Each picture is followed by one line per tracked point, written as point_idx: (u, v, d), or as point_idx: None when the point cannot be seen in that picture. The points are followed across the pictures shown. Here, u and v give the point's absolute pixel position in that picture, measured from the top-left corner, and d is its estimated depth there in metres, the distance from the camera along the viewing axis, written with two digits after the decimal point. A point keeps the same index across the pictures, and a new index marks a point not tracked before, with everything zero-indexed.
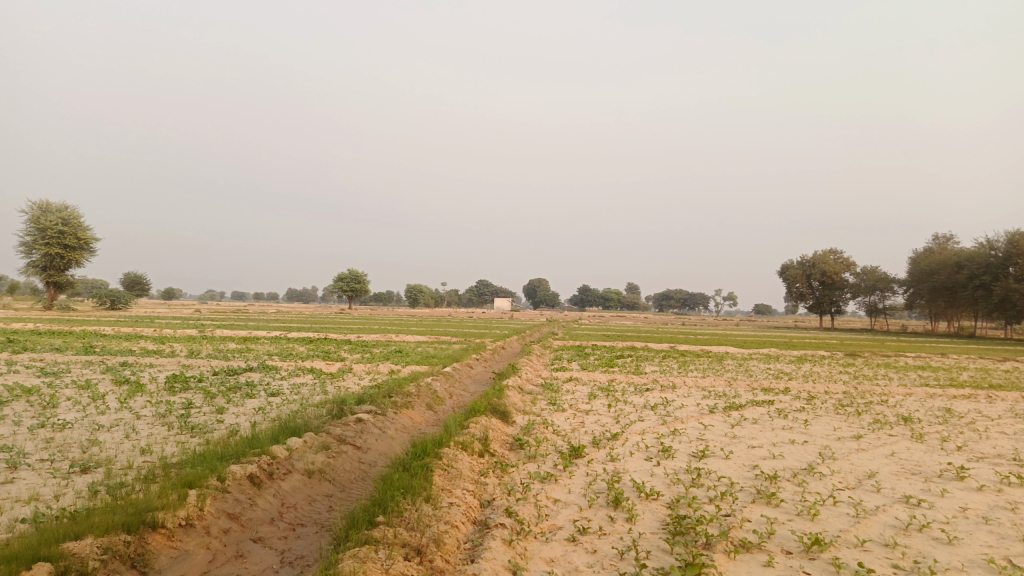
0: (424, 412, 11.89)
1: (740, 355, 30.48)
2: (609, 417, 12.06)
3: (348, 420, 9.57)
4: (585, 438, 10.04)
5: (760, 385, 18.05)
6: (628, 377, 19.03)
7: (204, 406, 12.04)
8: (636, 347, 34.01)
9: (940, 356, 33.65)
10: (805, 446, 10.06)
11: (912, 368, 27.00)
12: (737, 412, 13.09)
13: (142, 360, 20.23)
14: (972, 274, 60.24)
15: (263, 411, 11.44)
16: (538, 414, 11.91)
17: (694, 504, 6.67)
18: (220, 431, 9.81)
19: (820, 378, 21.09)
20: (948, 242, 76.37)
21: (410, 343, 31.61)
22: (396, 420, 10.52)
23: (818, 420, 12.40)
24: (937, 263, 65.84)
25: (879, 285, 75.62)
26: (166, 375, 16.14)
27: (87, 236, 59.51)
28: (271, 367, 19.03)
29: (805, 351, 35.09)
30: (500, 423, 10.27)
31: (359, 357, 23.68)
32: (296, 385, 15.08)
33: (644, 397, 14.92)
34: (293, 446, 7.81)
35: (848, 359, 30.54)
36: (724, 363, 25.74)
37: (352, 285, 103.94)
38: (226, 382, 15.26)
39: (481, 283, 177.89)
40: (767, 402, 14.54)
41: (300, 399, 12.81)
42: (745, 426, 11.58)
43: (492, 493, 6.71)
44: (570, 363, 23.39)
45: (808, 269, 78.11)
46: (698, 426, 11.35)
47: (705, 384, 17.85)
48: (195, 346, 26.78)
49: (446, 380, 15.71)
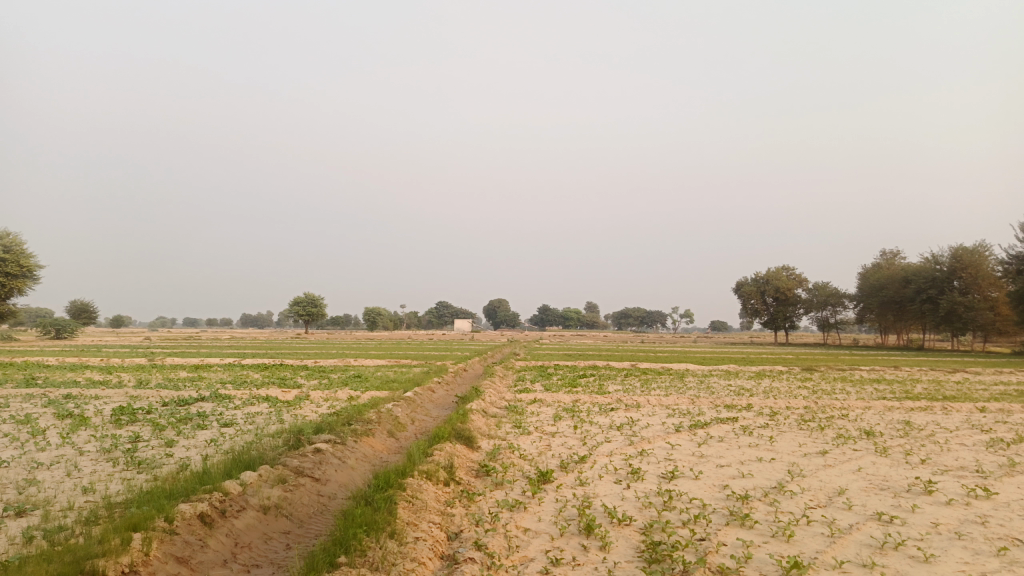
0: (385, 440, 11.54)
1: (700, 372, 30.65)
2: (575, 439, 11.85)
3: (306, 451, 9.19)
4: (553, 462, 9.82)
5: (723, 402, 18.08)
6: (592, 397, 18.89)
7: (152, 439, 11.49)
8: (598, 367, 33.97)
9: (892, 369, 34.34)
10: (773, 463, 10.00)
11: (867, 381, 27.47)
12: (703, 430, 13.03)
13: (87, 391, 19.37)
14: (919, 288, 61.97)
15: (216, 443, 10.94)
16: (503, 439, 11.65)
17: (668, 529, 6.49)
18: (170, 466, 9.32)
19: (780, 393, 21.26)
20: (895, 257, 78.64)
21: (370, 368, 31.04)
22: (356, 449, 10.17)
23: (783, 437, 12.40)
24: (885, 278, 67.61)
25: (831, 300, 77.34)
26: (113, 407, 15.44)
27: (30, 263, 57.42)
28: (225, 395, 18.38)
29: (764, 367, 35.49)
30: (464, 449, 9.99)
31: (317, 382, 23.10)
32: (251, 414, 14.55)
33: (610, 417, 14.78)
34: (247, 482, 7.42)
35: (806, 373, 30.94)
36: (685, 380, 25.81)
37: (308, 309, 102.35)
38: (177, 413, 14.65)
39: (440, 305, 176.94)
40: (732, 419, 14.52)
41: (255, 430, 12.32)
42: (712, 445, 11.49)
43: (459, 524, 6.43)
44: (532, 384, 23.19)
45: (762, 286, 79.50)
46: (665, 446, 11.23)
47: (669, 402, 17.81)
48: (145, 376, 25.83)
49: (407, 405, 15.35)
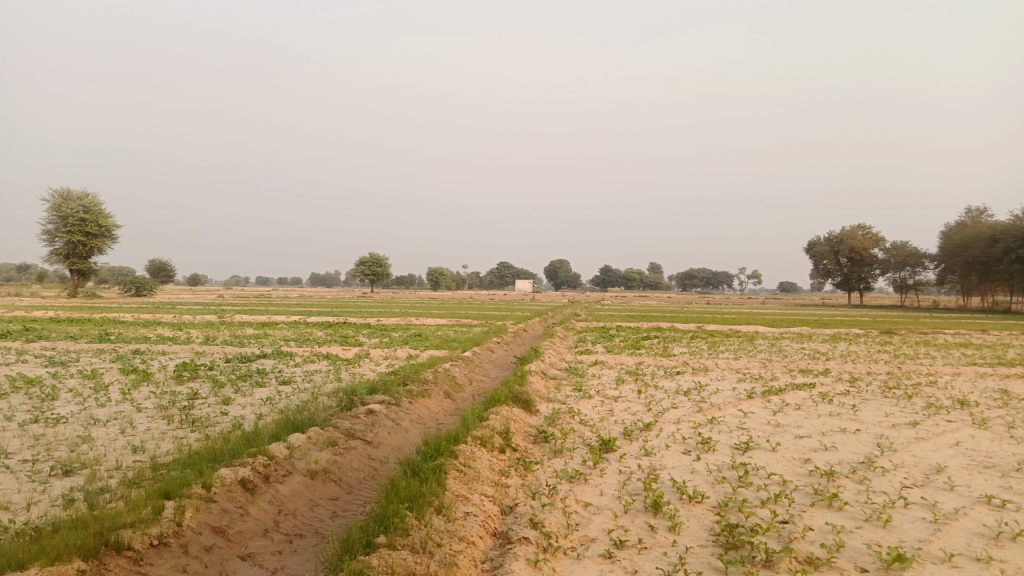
0: (441, 401, 11.15)
1: (770, 335, 29.40)
2: (639, 404, 11.21)
3: (358, 413, 8.83)
4: (616, 429, 9.23)
5: (797, 367, 17.08)
6: (656, 360, 18.16)
7: (210, 396, 11.41)
8: (662, 328, 33.09)
9: (979, 333, 32.26)
10: (858, 436, 9.18)
11: (952, 346, 25.79)
12: (777, 397, 12.21)
13: (155, 347, 19.69)
14: (1007, 248, 58.24)
15: (271, 402, 10.75)
16: (564, 402, 11.11)
17: (746, 509, 5.85)
18: (222, 425, 9.13)
19: (858, 357, 20.06)
20: (982, 214, 74.08)
21: (431, 327, 30.97)
22: (411, 411, 9.81)
23: (867, 406, 11.47)
24: (970, 237, 63.77)
25: (910, 260, 73.62)
26: (176, 363, 15.58)
27: (107, 223, 59.53)
28: (286, 353, 18.39)
29: (838, 330, 33.91)
30: (522, 414, 9.49)
31: (377, 341, 23.00)
32: (310, 372, 14.42)
33: (676, 381, 14.08)
34: (295, 445, 7.07)
35: (884, 337, 29.34)
36: (755, 343, 24.75)
37: (374, 269, 103.68)
38: (237, 370, 14.67)
39: (502, 265, 177.09)
40: (808, 385, 13.59)
41: (311, 388, 12.12)
42: (788, 413, 10.67)
43: (514, 498, 5.93)
44: (594, 345, 22.57)
45: (836, 246, 76.25)
46: (737, 414, 10.49)
47: (739, 366, 16.91)
48: (213, 332, 26.34)
49: (466, 365, 14.98)
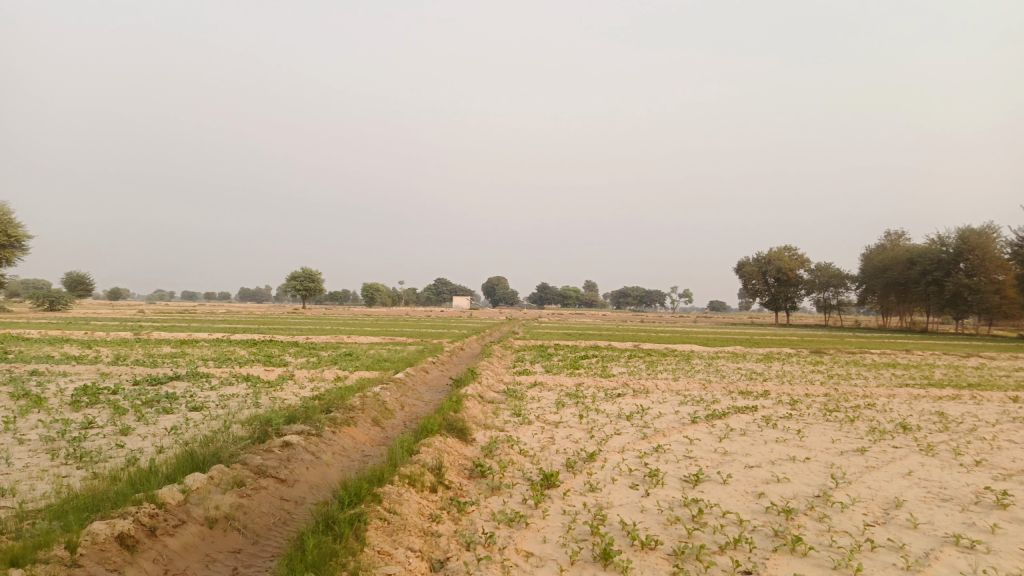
0: (369, 429, 10.30)
1: (706, 354, 29.32)
2: (582, 431, 10.57)
3: (273, 446, 7.93)
4: (558, 461, 8.55)
5: (737, 388, 16.81)
6: (596, 381, 17.64)
7: (107, 425, 10.22)
8: (599, 346, 32.69)
9: (904, 353, 33.08)
10: (808, 464, 8.78)
11: (881, 366, 26.20)
12: (721, 421, 11.78)
13: (55, 368, 17.99)
14: (925, 270, 60.53)
15: (176, 432, 9.65)
16: (501, 429, 10.40)
17: (704, 557, 5.26)
18: (114, 461, 8.03)
19: (794, 378, 20.03)
20: (900, 238, 77.29)
21: (362, 345, 29.84)
22: (333, 442, 8.95)
23: (813, 431, 11.15)
24: (890, 260, 66.15)
25: (834, 281, 75.99)
26: (76, 387, 14.13)
27: (17, 233, 55.91)
28: (203, 374, 17.07)
29: (770, 349, 34.28)
30: (456, 445, 8.73)
31: (305, 361, 21.82)
32: (226, 397, 13.26)
33: (617, 404, 13.52)
34: (193, 487, 6.16)
35: (816, 357, 29.71)
36: (692, 362, 24.59)
37: (306, 284, 100.84)
38: (144, 394, 13.37)
39: (438, 282, 175.59)
40: (751, 408, 13.25)
41: (225, 416, 11.04)
42: (735, 440, 10.22)
43: (446, 550, 5.19)
44: (533, 365, 21.92)
45: (765, 266, 78.12)
46: (683, 441, 10.00)
47: (679, 388, 16.51)
48: (127, 350, 24.61)
49: (397, 389, 14.07)
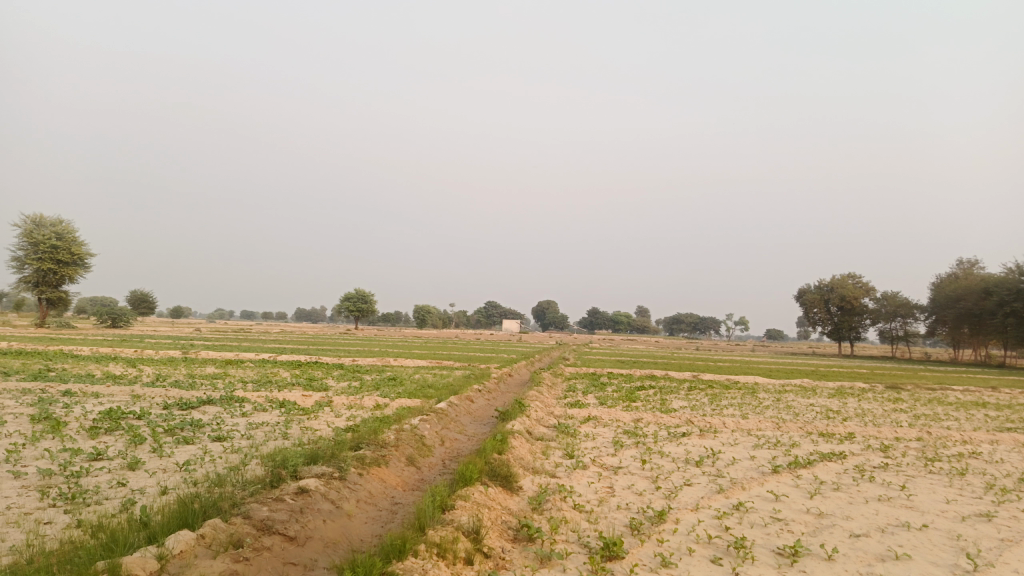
0: (402, 470, 9.12)
1: (770, 387, 27.44)
2: (645, 479, 9.17)
3: (285, 493, 6.80)
4: (619, 521, 7.19)
5: (816, 430, 15.04)
6: (655, 416, 16.08)
7: (116, 457, 9.23)
8: (656, 376, 30.95)
9: (988, 390, 30.37)
10: (926, 535, 7.22)
11: (968, 405, 23.82)
12: (806, 472, 10.20)
13: (89, 388, 17.27)
14: (1002, 301, 56.93)
15: (187, 468, 8.61)
16: (553, 476, 9.06)
17: None
18: (108, 505, 6.98)
19: (877, 418, 18.07)
20: (973, 266, 73.20)
21: (408, 369, 28.80)
22: (359, 487, 7.77)
23: (920, 488, 9.47)
24: (963, 289, 62.42)
25: (901, 311, 72.23)
26: (100, 410, 13.27)
27: (81, 251, 57.13)
28: (237, 398, 16.16)
29: (841, 383, 31.93)
30: (500, 496, 7.48)
31: (346, 385, 20.81)
32: (254, 425, 12.24)
33: (682, 446, 12.02)
34: (174, 552, 5.05)
35: (893, 393, 27.40)
36: (758, 397, 22.75)
37: (358, 305, 101.13)
38: (168, 421, 12.43)
39: (488, 305, 174.89)
40: (838, 455, 11.59)
41: (246, 449, 10.00)
42: (827, 498, 8.70)
43: None
44: (585, 396, 20.46)
45: (827, 294, 74.81)
46: (766, 497, 8.52)
47: (751, 427, 14.87)
48: (169, 370, 24.02)
49: (438, 420, 12.85)
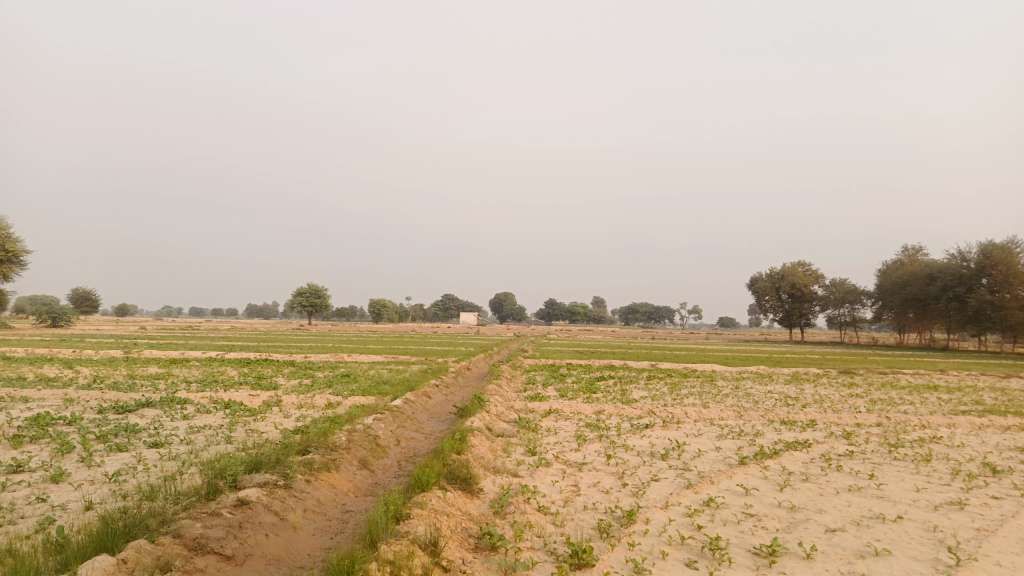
0: (354, 475, 8.56)
1: (728, 375, 27.50)
2: (611, 476, 8.78)
3: (222, 506, 6.18)
4: (587, 523, 6.77)
5: (778, 418, 14.91)
6: (617, 408, 15.76)
7: (39, 468, 8.44)
8: (614, 367, 30.79)
9: (937, 373, 30.97)
10: (902, 527, 6.96)
11: (921, 389, 24.16)
12: (773, 463, 9.95)
13: (19, 392, 16.17)
14: (945, 286, 58.53)
15: (117, 480, 7.89)
16: (514, 476, 8.61)
17: None
18: (21, 525, 6.24)
19: (835, 404, 18.09)
20: (917, 253, 75.29)
21: (363, 365, 28.03)
22: (306, 495, 7.19)
23: (888, 476, 9.29)
24: (908, 275, 63.97)
25: (849, 297, 73.82)
26: (27, 417, 12.32)
27: (16, 248, 54.52)
28: (180, 400, 15.29)
29: (796, 369, 32.24)
30: (459, 500, 6.99)
31: (297, 383, 19.99)
32: (195, 429, 11.48)
33: (645, 439, 11.69)
34: None
35: (847, 378, 27.71)
36: (718, 385, 22.68)
37: (312, 300, 99.27)
38: (101, 426, 11.58)
39: (445, 297, 173.85)
40: (803, 444, 11.41)
41: (186, 456, 9.29)
42: (798, 490, 8.42)
43: None
44: (545, 389, 20.08)
45: (778, 282, 75.98)
46: (736, 491, 8.20)
47: (714, 417, 14.65)
48: (109, 372, 22.84)
49: (394, 419, 12.28)
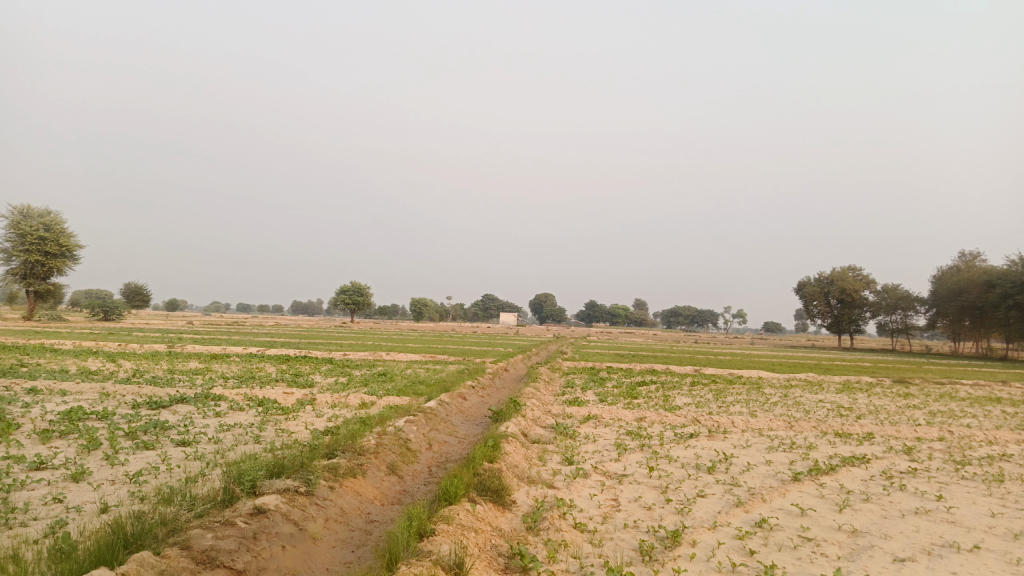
0: (382, 481, 8.14)
1: (775, 382, 26.49)
2: (653, 490, 8.22)
3: (238, 514, 5.80)
4: (628, 544, 6.21)
5: (831, 429, 14.13)
6: (659, 415, 15.13)
7: (61, 466, 8.19)
8: (656, 371, 30.04)
9: (998, 385, 29.42)
10: (980, 559, 6.24)
11: (982, 401, 22.88)
12: (829, 480, 9.25)
13: (58, 385, 16.19)
14: (1004, 293, 56.03)
15: (138, 480, 7.60)
16: (550, 488, 8.09)
17: None
18: (30, 529, 5.94)
19: (891, 416, 17.11)
20: (974, 258, 72.42)
21: (400, 364, 27.75)
22: (328, 504, 6.79)
23: (958, 498, 8.51)
24: (964, 281, 61.44)
25: (901, 303, 71.28)
26: (60, 411, 12.21)
27: (69, 242, 55.89)
28: (214, 397, 15.12)
29: (846, 378, 31.00)
30: (490, 514, 6.52)
31: (333, 382, 19.74)
32: (225, 427, 11.22)
33: (690, 449, 11.05)
34: None
35: (902, 388, 26.50)
36: (765, 393, 21.81)
37: (355, 298, 99.96)
38: (131, 423, 11.39)
39: (485, 297, 173.85)
40: (860, 460, 10.65)
41: (211, 455, 9.00)
42: (859, 511, 7.73)
43: None
44: (584, 393, 19.47)
45: (826, 287, 73.79)
46: (790, 512, 7.55)
47: (763, 428, 13.90)
48: (150, 366, 22.90)
49: (427, 421, 11.86)
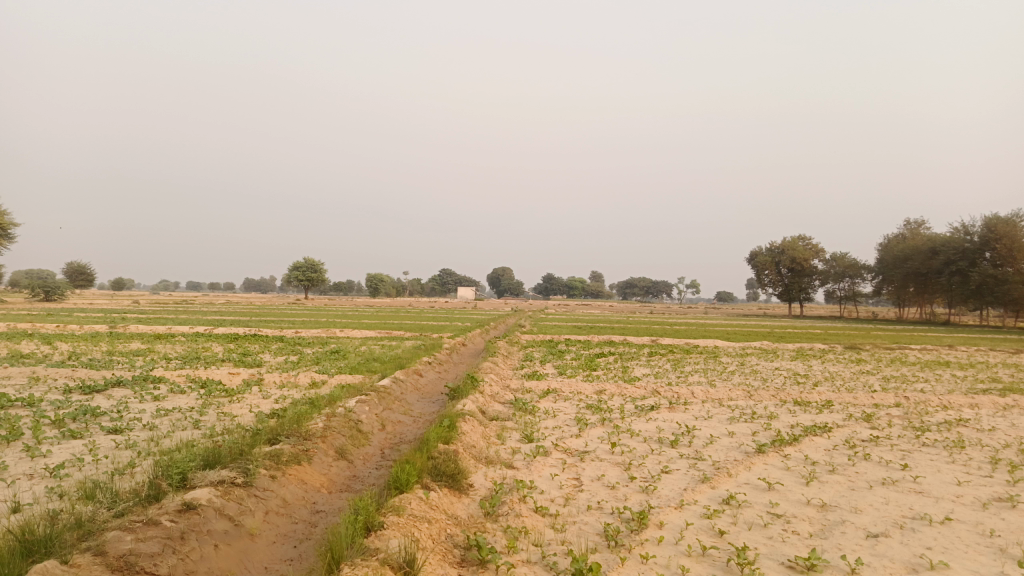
0: (329, 468, 7.61)
1: (731, 351, 26.60)
2: (616, 468, 7.88)
3: (165, 512, 5.23)
4: (592, 528, 5.85)
5: (790, 397, 14.06)
6: (619, 387, 14.87)
7: None
8: (614, 342, 29.93)
9: (945, 349, 30.10)
10: (953, 532, 6.04)
11: (932, 365, 23.30)
12: (794, 451, 9.05)
13: None
14: (947, 260, 57.45)
15: (58, 474, 6.94)
16: (508, 469, 7.68)
17: None
18: None
19: (848, 383, 17.16)
20: (919, 226, 74.22)
21: (354, 341, 27.06)
22: (268, 496, 6.26)
23: (923, 467, 8.38)
24: (910, 249, 62.87)
25: (849, 271, 72.75)
26: None
27: (3, 220, 53.24)
28: (154, 379, 14.32)
29: (800, 345, 31.38)
30: (445, 502, 6.08)
31: (283, 360, 19.01)
32: (163, 412, 10.52)
33: (652, 423, 10.76)
34: None
35: (854, 354, 26.87)
36: (722, 362, 21.82)
37: (308, 275, 98.06)
38: (59, 409, 10.59)
39: (442, 272, 172.80)
40: (823, 429, 10.50)
41: (144, 444, 8.35)
42: (826, 483, 7.52)
43: None
44: (543, 366, 19.14)
45: (778, 256, 74.86)
46: (758, 486, 7.28)
47: (724, 398, 13.73)
48: (88, 347, 21.76)
49: (380, 401, 11.34)
